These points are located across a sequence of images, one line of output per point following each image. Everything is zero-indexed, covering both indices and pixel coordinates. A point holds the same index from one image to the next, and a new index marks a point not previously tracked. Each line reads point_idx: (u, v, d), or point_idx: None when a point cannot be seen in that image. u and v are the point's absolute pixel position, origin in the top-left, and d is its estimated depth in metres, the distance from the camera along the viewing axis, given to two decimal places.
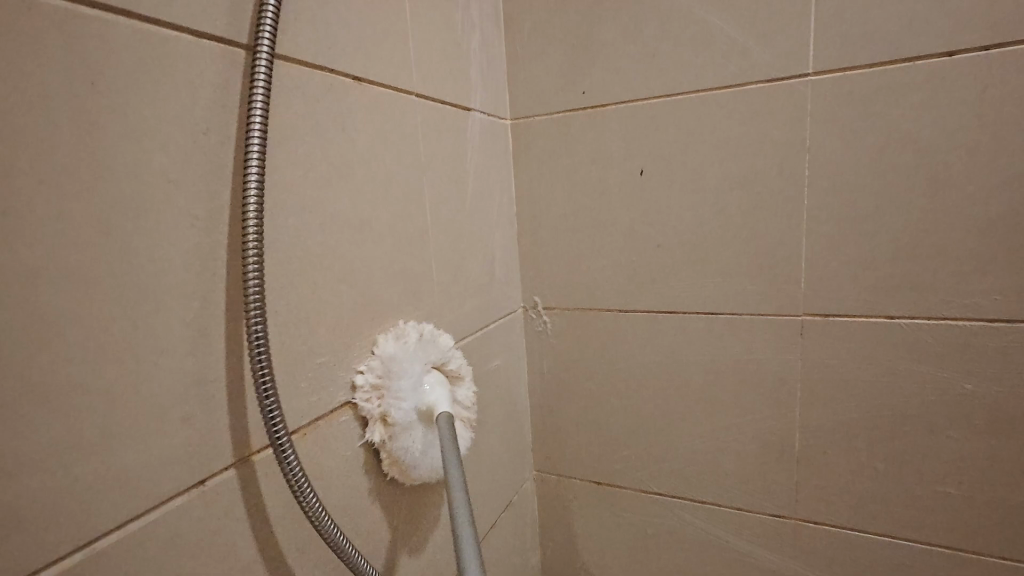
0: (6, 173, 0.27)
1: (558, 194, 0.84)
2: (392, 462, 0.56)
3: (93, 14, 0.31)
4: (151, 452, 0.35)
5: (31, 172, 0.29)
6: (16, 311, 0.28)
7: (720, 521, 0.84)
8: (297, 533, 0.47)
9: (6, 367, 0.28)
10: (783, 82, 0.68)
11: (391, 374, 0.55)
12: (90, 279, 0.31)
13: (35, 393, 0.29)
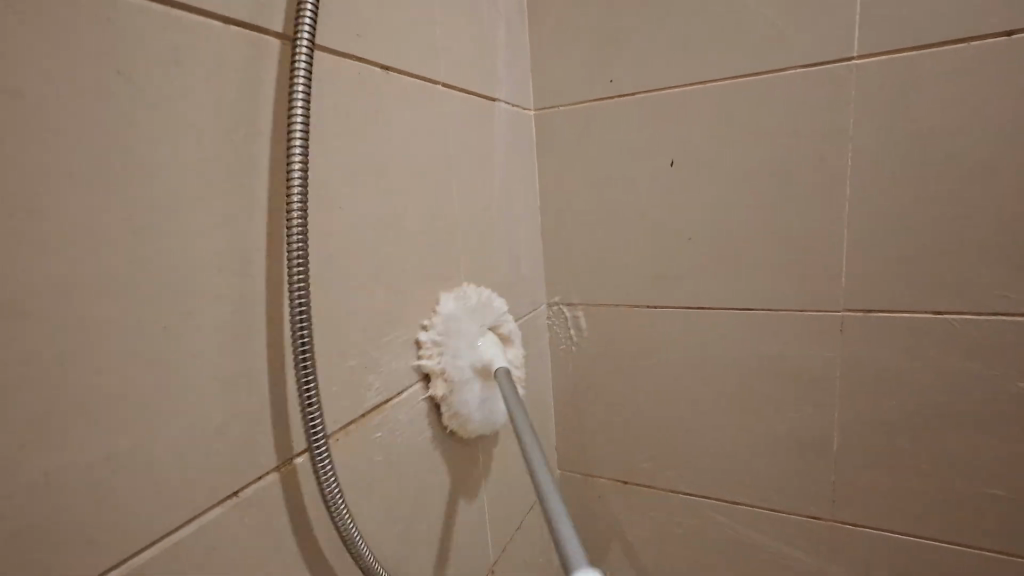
0: (37, 174, 0.26)
1: (583, 187, 0.81)
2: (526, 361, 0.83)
3: (125, 2, 0.29)
4: (180, 465, 0.33)
5: (66, 174, 0.27)
6: (39, 321, 0.26)
7: (751, 521, 0.82)
8: (330, 542, 0.45)
9: (33, 381, 0.26)
10: (825, 67, 0.64)
11: (450, 333, 0.58)
12: (124, 285, 0.30)
13: (60, 407, 0.27)
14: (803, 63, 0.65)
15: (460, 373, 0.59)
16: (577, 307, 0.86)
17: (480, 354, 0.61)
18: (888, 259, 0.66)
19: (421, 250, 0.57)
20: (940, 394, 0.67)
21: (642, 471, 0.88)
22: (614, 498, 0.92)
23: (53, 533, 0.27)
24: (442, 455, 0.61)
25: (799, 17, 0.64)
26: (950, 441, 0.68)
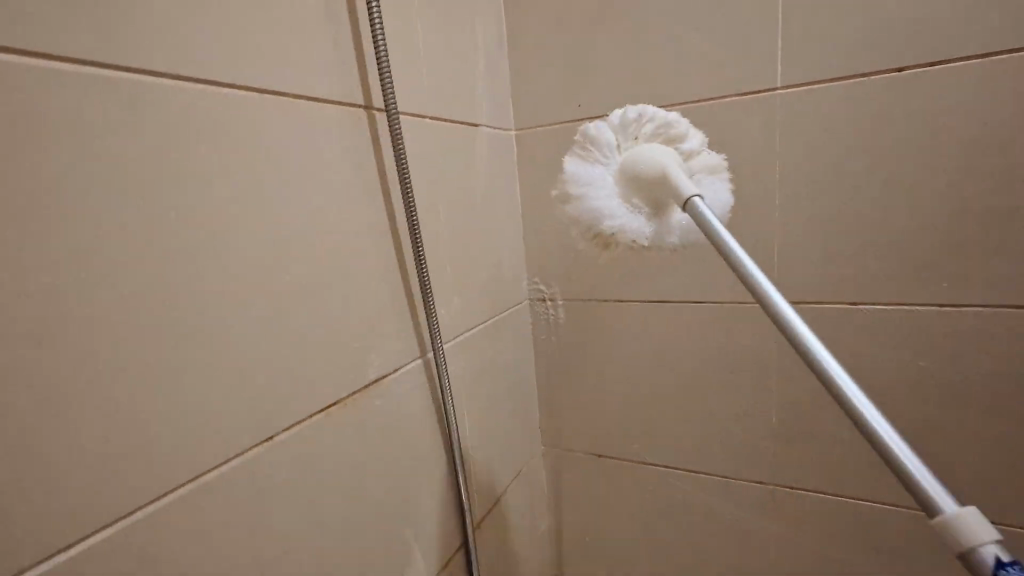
0: (110, 212, 0.35)
1: (558, 197, 0.90)
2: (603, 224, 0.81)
3: (169, 82, 0.38)
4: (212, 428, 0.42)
5: (127, 209, 0.35)
6: (115, 316, 0.35)
7: (715, 497, 0.90)
8: (329, 499, 0.54)
9: (106, 364, 0.34)
10: (761, 93, 0.73)
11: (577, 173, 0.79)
12: (172, 290, 0.38)
13: (128, 381, 0.36)
14: (744, 86, 0.74)
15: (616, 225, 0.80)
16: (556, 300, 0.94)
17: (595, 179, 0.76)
18: (826, 256, 0.75)
19: (416, 256, 0.67)
20: (875, 376, 0.76)
21: (617, 451, 0.96)
22: (591, 479, 1.00)
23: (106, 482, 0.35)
24: (431, 431, 0.70)
25: (739, 46, 0.73)
26: (885, 417, 0.76)
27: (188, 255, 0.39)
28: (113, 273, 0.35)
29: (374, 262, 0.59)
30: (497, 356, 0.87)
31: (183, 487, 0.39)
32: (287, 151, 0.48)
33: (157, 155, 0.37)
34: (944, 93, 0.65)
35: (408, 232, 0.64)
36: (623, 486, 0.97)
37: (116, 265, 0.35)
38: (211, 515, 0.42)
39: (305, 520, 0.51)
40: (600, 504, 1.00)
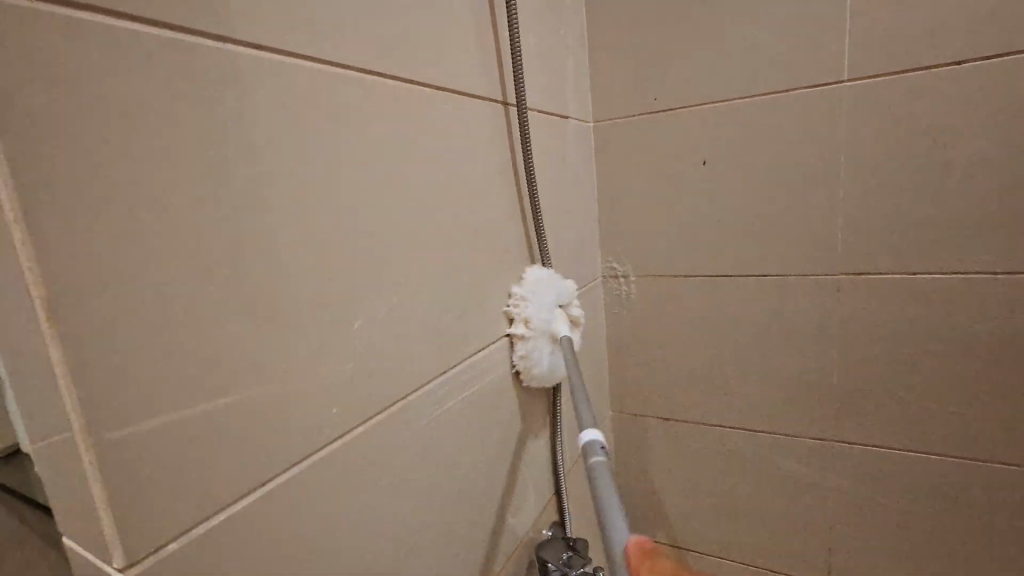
0: (363, 177, 0.47)
1: (632, 181, 1.00)
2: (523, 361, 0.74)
3: (389, 82, 0.50)
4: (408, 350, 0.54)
5: (367, 177, 0.48)
6: (363, 254, 0.48)
7: (771, 447, 1.00)
8: (475, 422, 0.65)
9: (356, 291, 0.47)
10: (823, 87, 0.83)
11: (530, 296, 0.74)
12: (387, 239, 0.51)
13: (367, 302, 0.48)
14: (811, 80, 0.84)
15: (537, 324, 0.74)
16: (629, 276, 1.05)
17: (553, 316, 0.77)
18: (883, 230, 0.84)
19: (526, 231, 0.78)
20: (926, 337, 0.85)
21: (684, 413, 1.06)
22: (655, 436, 1.10)
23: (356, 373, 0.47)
24: (536, 380, 0.81)
25: (806, 45, 0.83)
26: (936, 374, 0.86)
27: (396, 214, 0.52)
28: (363, 223, 0.48)
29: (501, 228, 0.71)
30: (580, 322, 0.98)
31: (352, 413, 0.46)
32: (458, 132, 0.62)
33: (381, 136, 0.50)
34: (995, 84, 0.74)
35: (520, 208, 0.76)
36: (685, 441, 1.08)
37: (363, 216, 0.48)
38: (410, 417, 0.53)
39: (461, 436, 0.62)
40: (663, 459, 1.11)
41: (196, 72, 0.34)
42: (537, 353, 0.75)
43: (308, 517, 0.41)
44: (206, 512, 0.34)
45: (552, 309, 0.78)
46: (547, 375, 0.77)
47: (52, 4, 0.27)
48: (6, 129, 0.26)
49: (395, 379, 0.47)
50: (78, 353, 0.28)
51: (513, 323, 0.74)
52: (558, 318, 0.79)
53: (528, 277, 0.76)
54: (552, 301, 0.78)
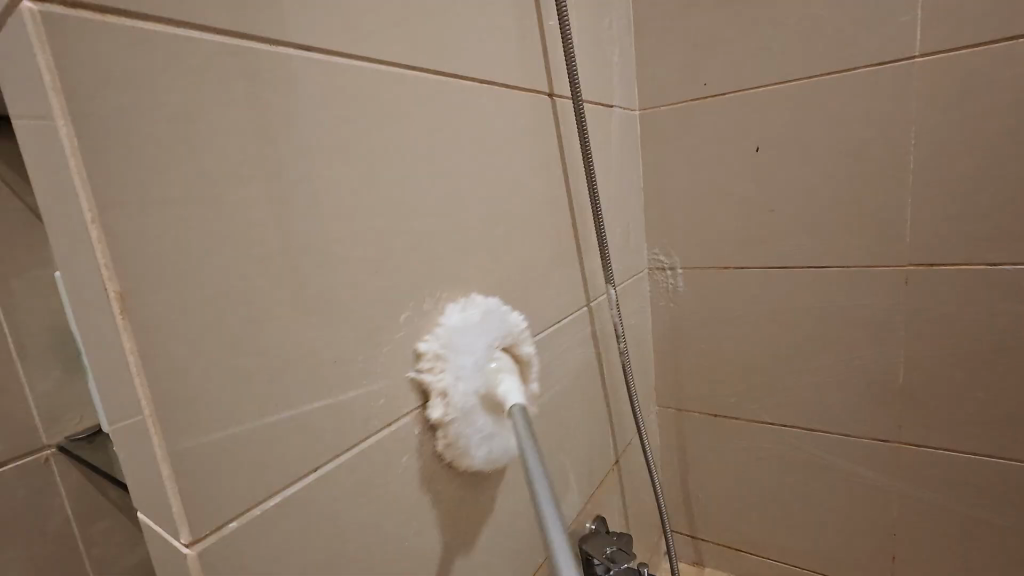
0: (414, 174, 0.48)
1: (680, 169, 0.97)
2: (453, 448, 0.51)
3: (436, 79, 0.51)
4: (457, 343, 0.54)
5: (419, 173, 0.49)
6: (414, 251, 0.49)
7: (828, 447, 0.95)
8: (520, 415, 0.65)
9: (407, 287, 0.48)
10: (891, 65, 0.77)
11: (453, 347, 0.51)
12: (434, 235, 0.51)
13: (419, 297, 0.49)
14: (882, 54, 0.77)
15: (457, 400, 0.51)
16: (675, 268, 1.02)
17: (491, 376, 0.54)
18: (961, 214, 0.77)
19: (572, 225, 0.77)
20: (1008, 332, 0.77)
21: (737, 410, 1.02)
22: (704, 431, 1.07)
23: (405, 368, 0.48)
24: (580, 373, 0.80)
25: (877, 16, 0.76)
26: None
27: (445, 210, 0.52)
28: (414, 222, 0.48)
29: (547, 218, 0.70)
30: (626, 315, 0.96)
31: (395, 405, 0.47)
32: (501, 125, 0.61)
33: (429, 134, 0.50)
34: None
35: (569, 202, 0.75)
36: (735, 437, 1.04)
37: (413, 214, 0.48)
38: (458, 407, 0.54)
39: None
40: (711, 454, 1.07)
41: (248, 78, 0.35)
42: (467, 432, 0.52)
43: (359, 504, 0.43)
44: (266, 492, 0.36)
45: (484, 367, 0.55)
46: (485, 456, 0.54)
47: (119, 17, 0.28)
48: (79, 140, 0.27)
49: (435, 370, 0.50)
50: (148, 346, 0.30)
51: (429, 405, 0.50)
52: (492, 374, 0.55)
53: (472, 304, 0.55)
54: (493, 341, 0.57)
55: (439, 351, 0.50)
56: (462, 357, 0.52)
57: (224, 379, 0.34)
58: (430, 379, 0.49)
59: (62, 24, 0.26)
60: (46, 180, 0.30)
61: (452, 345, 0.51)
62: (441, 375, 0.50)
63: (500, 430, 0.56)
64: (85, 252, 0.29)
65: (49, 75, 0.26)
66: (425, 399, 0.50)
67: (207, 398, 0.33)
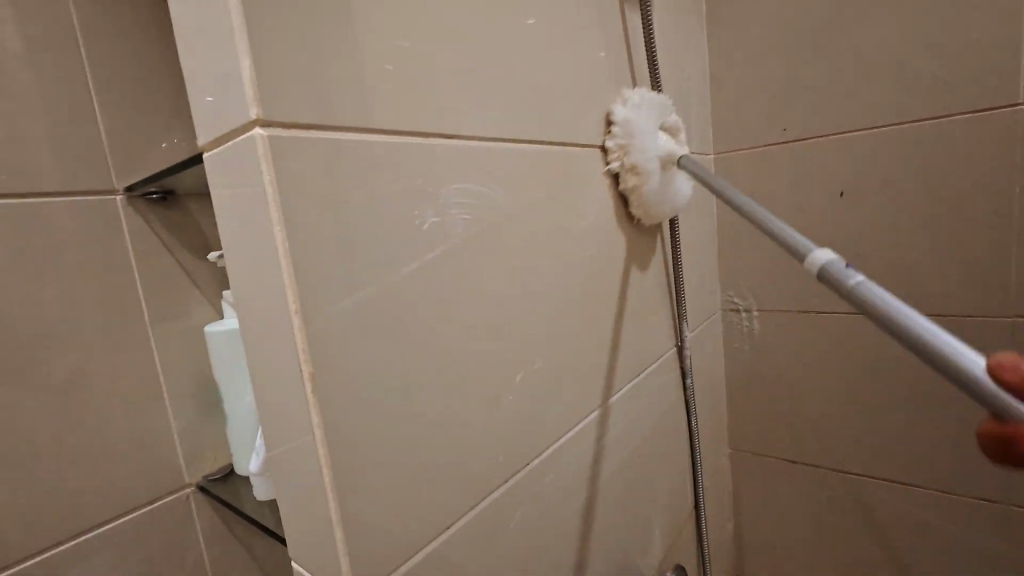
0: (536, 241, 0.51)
1: (758, 212, 0.97)
2: (639, 199, 0.65)
3: (555, 148, 0.54)
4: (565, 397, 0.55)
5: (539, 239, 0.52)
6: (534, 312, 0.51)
7: (923, 503, 0.89)
8: (612, 463, 0.65)
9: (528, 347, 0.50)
10: (992, 111, 0.75)
11: (632, 130, 0.62)
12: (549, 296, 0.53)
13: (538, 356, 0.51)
14: (982, 100, 0.75)
15: (648, 162, 0.63)
16: (751, 310, 1.01)
17: (662, 144, 0.64)
18: None
19: (664, 273, 0.78)
20: None
21: (819, 459, 0.98)
22: (782, 478, 1.04)
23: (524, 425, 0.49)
24: (665, 419, 0.79)
25: (974, 63, 0.75)
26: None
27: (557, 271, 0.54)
28: (535, 285, 0.51)
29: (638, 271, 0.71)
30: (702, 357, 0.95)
31: (511, 462, 0.48)
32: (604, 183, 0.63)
33: (547, 201, 0.53)
34: None
35: (660, 252, 0.76)
36: (817, 486, 0.99)
37: (534, 278, 0.51)
38: (564, 460, 0.55)
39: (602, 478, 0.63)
40: (789, 502, 1.03)
41: (412, 167, 0.38)
42: (655, 182, 0.64)
43: (480, 564, 0.44)
44: (409, 556, 0.38)
45: (654, 134, 0.65)
46: (665, 198, 0.66)
47: (321, 130, 0.32)
48: (290, 241, 0.30)
49: (616, 145, 0.62)
50: (332, 420, 0.33)
51: (625, 176, 0.63)
52: (663, 139, 0.65)
53: (631, 98, 0.65)
54: (656, 122, 0.66)
55: (622, 132, 0.62)
56: (640, 135, 0.62)
57: (383, 449, 0.36)
58: (612, 152, 0.62)
59: (282, 143, 0.30)
60: (251, 269, 0.33)
61: (634, 127, 0.62)
62: (628, 150, 0.62)
63: (678, 175, 0.68)
64: (284, 337, 0.31)
65: (271, 186, 0.30)
66: (508, 202, 0.48)
67: (369, 466, 0.35)
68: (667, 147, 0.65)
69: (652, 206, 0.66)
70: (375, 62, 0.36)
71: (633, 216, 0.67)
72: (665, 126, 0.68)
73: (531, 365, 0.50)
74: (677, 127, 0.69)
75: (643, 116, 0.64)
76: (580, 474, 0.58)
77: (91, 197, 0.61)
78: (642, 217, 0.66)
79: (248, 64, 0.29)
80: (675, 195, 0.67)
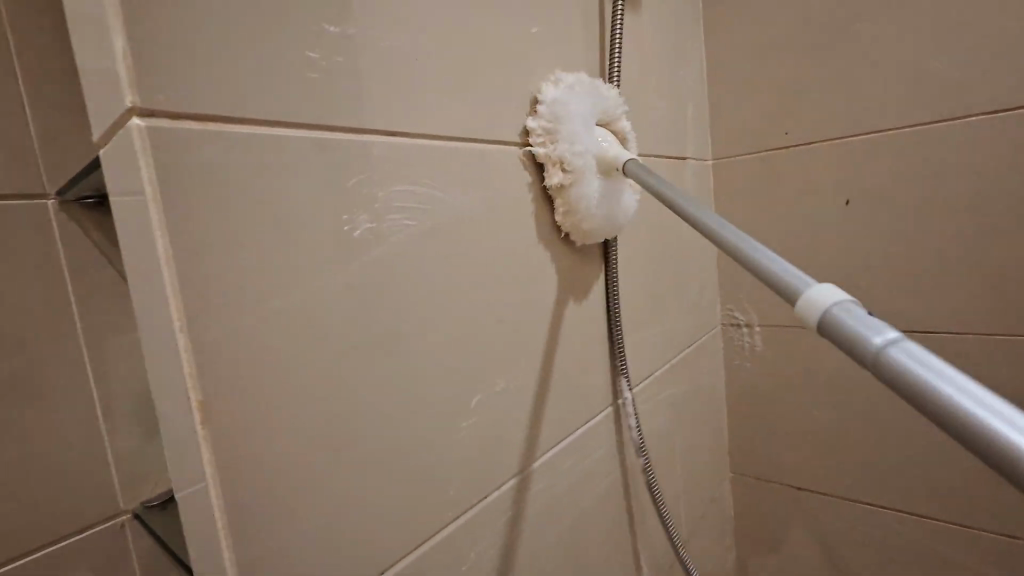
0: (498, 252, 0.47)
1: (759, 220, 0.91)
2: (568, 210, 0.52)
3: (522, 150, 0.50)
4: (530, 423, 0.50)
5: (501, 250, 0.47)
6: (492, 329, 0.46)
7: (940, 539, 0.81)
8: (588, 493, 0.59)
9: (483, 369, 0.45)
10: (1013, 111, 0.68)
11: (561, 116, 0.50)
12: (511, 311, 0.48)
13: (496, 379, 0.46)
14: (1002, 100, 0.68)
15: (580, 158, 0.50)
16: (753, 326, 0.95)
17: (598, 143, 0.52)
18: None
19: (651, 285, 0.73)
20: None
21: (826, 487, 0.91)
22: (786, 504, 0.97)
23: (477, 456, 0.45)
24: (653, 443, 0.73)
25: (992, 60, 0.69)
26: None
27: (524, 284, 0.50)
28: (495, 299, 0.46)
29: (621, 285, 0.66)
30: (699, 374, 0.90)
31: (461, 497, 0.43)
32: None
33: (513, 207, 0.49)
34: None
35: (647, 262, 0.72)
36: (824, 515, 0.92)
37: (494, 292, 0.46)
38: (527, 492, 0.50)
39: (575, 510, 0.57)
40: (794, 531, 0.96)
41: (335, 168, 0.34)
42: (584, 187, 0.52)
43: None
44: None
45: (592, 129, 0.53)
46: (604, 214, 0.55)
47: (215, 123, 0.28)
48: (173, 249, 0.27)
49: (546, 142, 0.50)
50: (219, 457, 0.28)
51: (547, 169, 0.50)
52: (598, 141, 0.53)
53: (563, 80, 0.53)
54: (591, 117, 0.53)
55: (547, 123, 0.50)
56: (571, 124, 0.50)
57: (292, 486, 0.32)
58: (542, 150, 0.50)
59: (163, 136, 0.26)
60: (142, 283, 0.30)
61: (563, 113, 0.50)
62: (555, 145, 0.50)
63: (613, 190, 0.55)
64: (168, 359, 0.28)
65: (150, 186, 0.26)
66: (466, 209, 0.43)
67: (268, 508, 0.30)
68: (606, 147, 0.53)
69: (588, 220, 0.54)
70: (293, 49, 0.32)
71: (565, 234, 0.55)
72: (604, 119, 0.56)
73: (486, 389, 0.45)
74: (625, 130, 0.59)
75: (582, 100, 0.53)
76: (548, 509, 0.53)
77: (23, 203, 0.60)
78: (572, 233, 0.54)
79: (120, 47, 0.25)
80: (616, 212, 0.55)
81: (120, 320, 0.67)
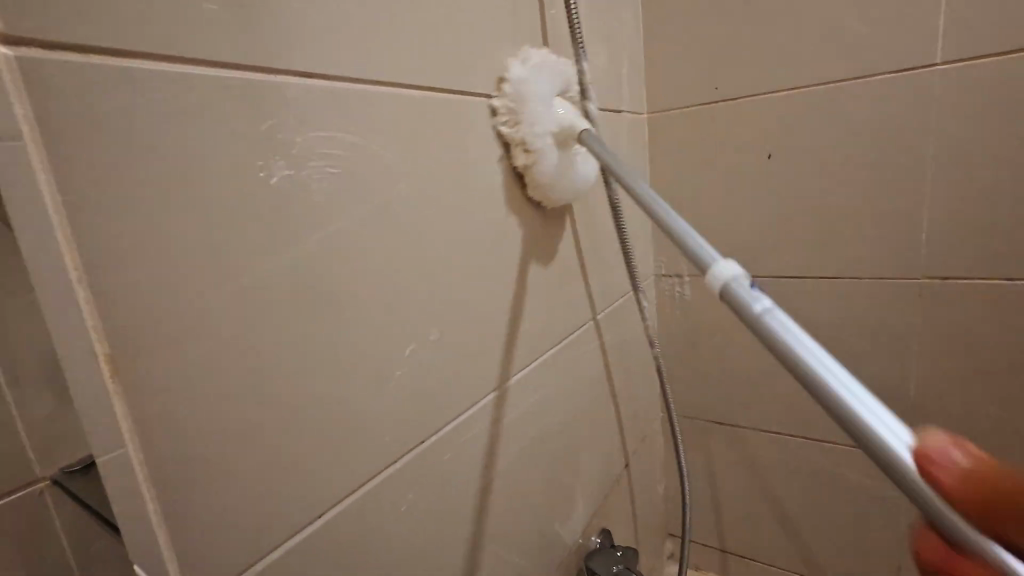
0: (427, 205, 0.46)
1: (690, 174, 0.95)
2: (537, 184, 0.58)
3: (451, 99, 0.49)
4: (467, 372, 0.52)
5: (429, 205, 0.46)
6: (423, 283, 0.46)
7: (833, 455, 0.94)
8: (527, 435, 0.62)
9: (416, 322, 0.46)
10: (913, 73, 0.74)
11: (522, 96, 0.55)
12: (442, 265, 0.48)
13: (430, 332, 0.47)
14: (906, 60, 0.74)
15: (538, 138, 0.55)
16: (683, 277, 1.00)
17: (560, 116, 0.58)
18: (977, 227, 0.75)
19: (587, 236, 0.75)
20: (1017, 345, 0.76)
21: (744, 419, 1.01)
22: (709, 437, 1.07)
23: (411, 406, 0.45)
24: (591, 386, 0.78)
25: (900, 22, 0.73)
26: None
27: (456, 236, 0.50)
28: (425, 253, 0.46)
29: (558, 238, 0.67)
30: (633, 322, 0.94)
31: (399, 444, 0.44)
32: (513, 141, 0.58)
33: (442, 159, 0.48)
34: None
35: (583, 216, 0.74)
36: (742, 444, 1.03)
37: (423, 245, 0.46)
38: (466, 437, 0.52)
39: (513, 452, 0.60)
40: (715, 460, 1.07)
41: (245, 110, 0.32)
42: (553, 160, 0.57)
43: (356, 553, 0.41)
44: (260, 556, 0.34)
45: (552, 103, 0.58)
46: (565, 182, 0.60)
47: (99, 57, 0.26)
48: (66, 196, 0.25)
49: (506, 118, 0.55)
50: (135, 412, 0.28)
51: (512, 150, 0.56)
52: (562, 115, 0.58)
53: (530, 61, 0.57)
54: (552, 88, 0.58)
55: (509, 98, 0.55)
56: (532, 103, 0.55)
57: (219, 441, 0.31)
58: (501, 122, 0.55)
59: (41, 73, 0.24)
60: None
61: (525, 92, 0.55)
62: (517, 126, 0.55)
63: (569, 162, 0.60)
64: (67, 317, 0.26)
65: (27, 124, 0.24)
66: (387, 159, 0.42)
67: (197, 460, 0.30)
68: (564, 117, 0.58)
69: (556, 190, 0.60)
70: None
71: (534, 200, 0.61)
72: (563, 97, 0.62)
73: (420, 341, 0.46)
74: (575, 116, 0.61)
75: (540, 77, 0.57)
76: (488, 454, 0.55)
77: None
78: (542, 201, 0.60)
79: None
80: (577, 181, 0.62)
81: (7, 279, 0.60)
